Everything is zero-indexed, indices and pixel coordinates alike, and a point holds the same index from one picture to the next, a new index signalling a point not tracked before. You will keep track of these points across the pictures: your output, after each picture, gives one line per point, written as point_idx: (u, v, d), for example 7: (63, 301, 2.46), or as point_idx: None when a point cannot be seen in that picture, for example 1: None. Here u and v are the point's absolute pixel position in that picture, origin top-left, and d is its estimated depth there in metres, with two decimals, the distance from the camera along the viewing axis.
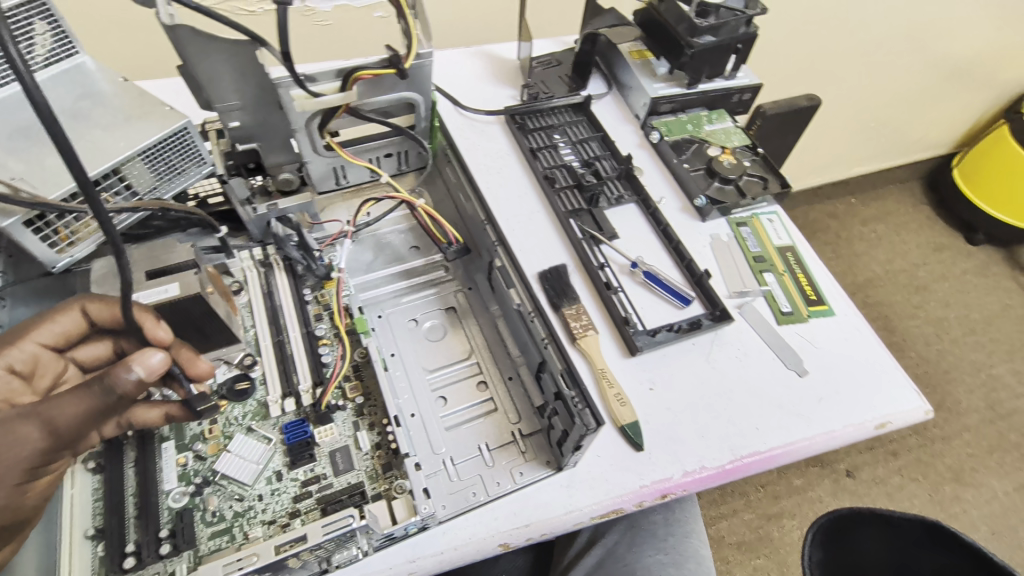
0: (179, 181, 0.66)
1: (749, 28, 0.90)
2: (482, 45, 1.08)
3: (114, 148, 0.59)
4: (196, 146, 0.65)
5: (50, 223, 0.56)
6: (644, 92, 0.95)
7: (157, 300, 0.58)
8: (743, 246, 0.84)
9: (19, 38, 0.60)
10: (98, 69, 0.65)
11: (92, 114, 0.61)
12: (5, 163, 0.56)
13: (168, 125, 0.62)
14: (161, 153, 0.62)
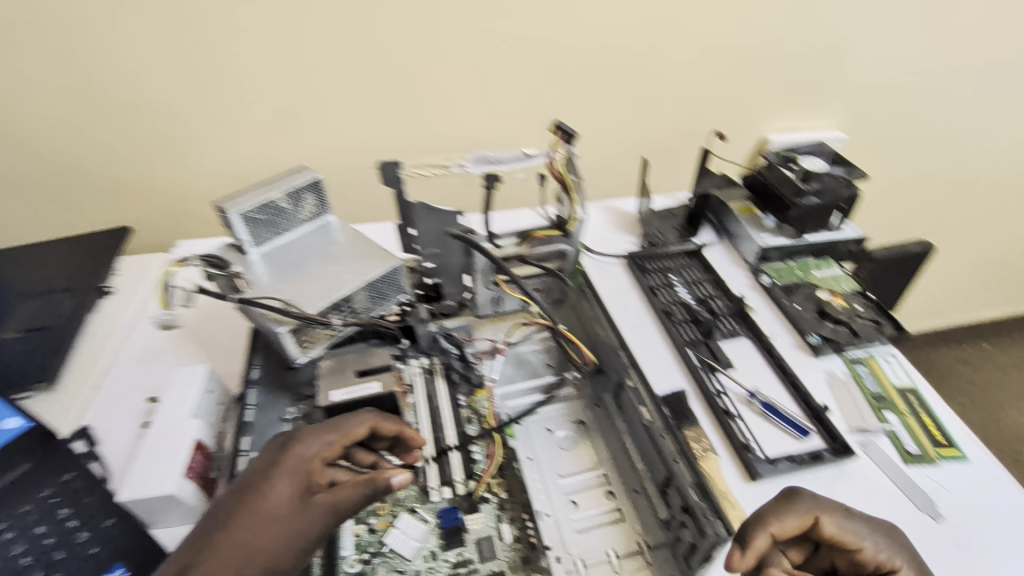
0: (382, 305, 0.83)
1: (851, 190, 1.03)
2: (605, 201, 1.30)
3: (346, 280, 0.78)
4: (400, 278, 0.82)
5: (303, 332, 0.76)
6: (752, 241, 1.07)
7: (362, 395, 0.74)
8: (861, 384, 0.88)
9: (294, 204, 0.81)
10: (340, 225, 0.86)
11: (335, 257, 0.81)
12: (279, 288, 0.76)
13: (384, 262, 0.80)
14: (379, 284, 0.80)
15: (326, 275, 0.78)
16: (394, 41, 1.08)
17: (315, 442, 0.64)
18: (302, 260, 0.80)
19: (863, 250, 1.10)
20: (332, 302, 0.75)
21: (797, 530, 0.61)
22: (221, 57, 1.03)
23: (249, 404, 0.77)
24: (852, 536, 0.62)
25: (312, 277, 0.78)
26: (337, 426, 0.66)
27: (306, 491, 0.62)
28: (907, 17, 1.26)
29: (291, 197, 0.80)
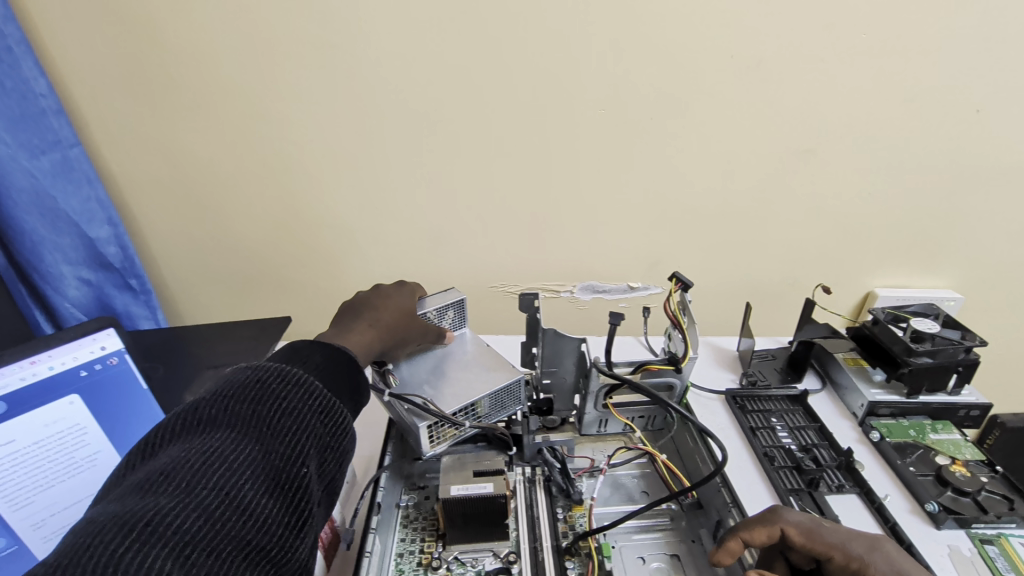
0: (499, 413, 0.93)
1: (969, 355, 1.02)
2: (707, 338, 1.37)
3: (476, 387, 0.89)
4: (518, 390, 0.93)
5: (437, 430, 0.86)
6: (861, 394, 1.07)
7: (476, 492, 0.81)
8: (992, 566, 0.81)
9: (441, 316, 0.98)
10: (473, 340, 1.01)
11: (469, 365, 0.94)
12: (422, 386, 0.89)
13: (507, 373, 0.92)
14: (502, 392, 0.91)
15: (460, 380, 0.91)
16: (538, 191, 1.33)
17: (400, 295, 0.91)
18: (440, 364, 0.94)
19: (987, 418, 1.05)
20: (464, 404, 0.86)
21: (767, 538, 0.72)
22: (407, 193, 1.34)
23: (380, 486, 0.90)
24: (822, 545, 0.70)
25: (448, 381, 0.90)
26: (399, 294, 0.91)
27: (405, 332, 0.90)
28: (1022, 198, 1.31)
29: (441, 311, 0.97)
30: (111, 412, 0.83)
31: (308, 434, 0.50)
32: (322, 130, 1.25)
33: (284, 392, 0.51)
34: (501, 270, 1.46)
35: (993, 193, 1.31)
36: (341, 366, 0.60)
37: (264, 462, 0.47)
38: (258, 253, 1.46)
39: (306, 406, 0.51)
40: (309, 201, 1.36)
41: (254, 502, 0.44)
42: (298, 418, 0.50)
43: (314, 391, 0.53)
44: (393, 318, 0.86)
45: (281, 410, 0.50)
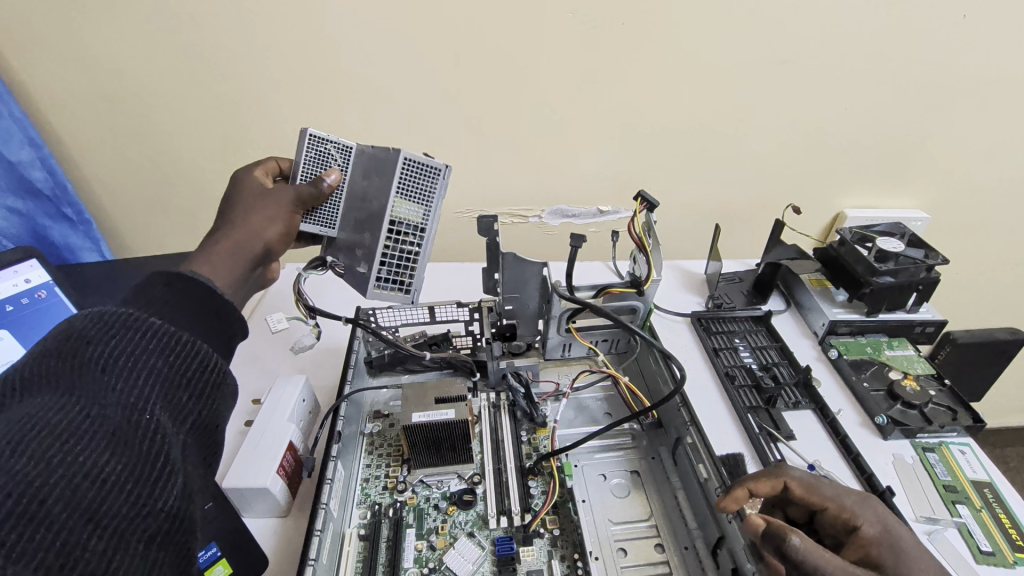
0: (436, 201, 0.69)
1: (930, 273, 1.03)
2: (675, 261, 1.35)
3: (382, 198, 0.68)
4: (426, 163, 0.67)
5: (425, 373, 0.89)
6: (822, 314, 1.09)
7: (436, 419, 0.79)
8: (931, 472, 0.86)
9: (317, 159, 0.72)
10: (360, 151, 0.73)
11: (368, 181, 0.70)
12: (354, 248, 0.73)
13: (391, 156, 0.66)
14: (408, 182, 0.67)
15: (371, 208, 0.69)
16: (501, 107, 1.24)
17: (243, 183, 0.72)
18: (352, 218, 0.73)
19: (941, 335, 1.08)
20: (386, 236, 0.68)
21: (768, 489, 0.67)
22: (360, 109, 1.24)
23: (340, 416, 0.87)
24: (818, 498, 0.66)
25: (367, 218, 0.70)
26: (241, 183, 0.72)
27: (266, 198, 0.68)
28: (998, 113, 1.28)
29: (311, 164, 0.72)
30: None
31: (154, 382, 0.42)
32: (258, 35, 1.12)
33: (113, 339, 0.42)
34: (466, 194, 1.41)
35: (969, 108, 1.27)
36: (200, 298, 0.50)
37: (103, 417, 0.38)
38: (204, 176, 1.36)
39: (145, 351, 0.43)
40: (253, 118, 1.25)
41: (95, 465, 0.37)
42: (143, 365, 0.42)
43: (154, 331, 0.44)
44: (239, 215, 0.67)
45: (112, 360, 0.41)
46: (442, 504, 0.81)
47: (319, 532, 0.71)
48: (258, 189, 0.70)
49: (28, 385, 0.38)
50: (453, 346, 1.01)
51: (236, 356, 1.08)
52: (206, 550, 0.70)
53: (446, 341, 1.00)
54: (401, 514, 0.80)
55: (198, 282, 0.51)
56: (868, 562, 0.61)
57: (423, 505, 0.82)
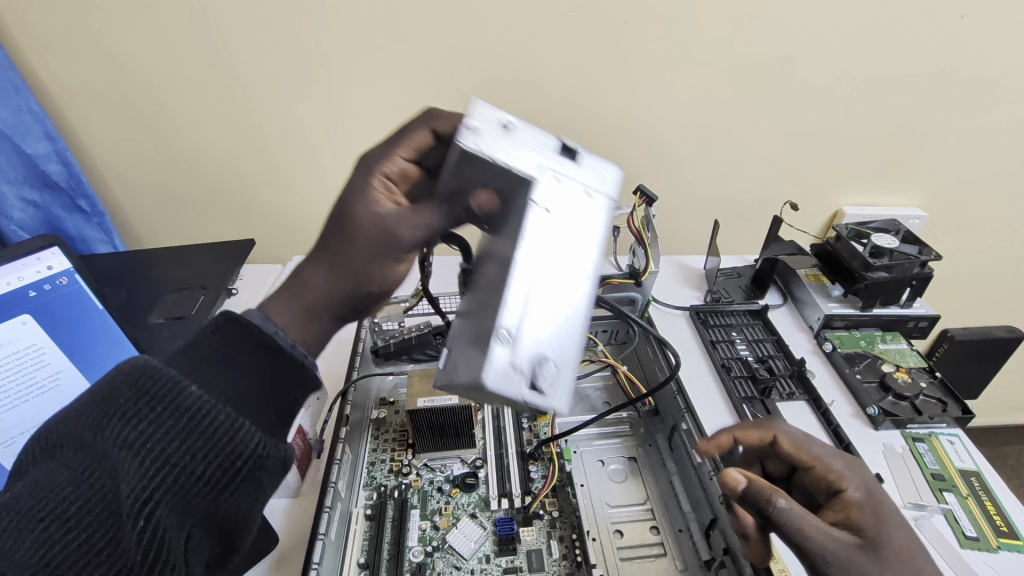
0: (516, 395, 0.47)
1: (923, 269, 1.05)
2: (675, 257, 1.37)
3: (475, 332, 0.48)
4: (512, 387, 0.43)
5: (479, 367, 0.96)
6: (818, 308, 1.11)
7: (442, 405, 0.82)
8: (920, 461, 0.88)
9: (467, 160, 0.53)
10: (550, 181, 0.50)
11: (499, 272, 0.49)
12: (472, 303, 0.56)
13: (510, 323, 0.44)
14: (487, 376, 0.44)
15: (479, 306, 0.52)
16: (507, 103, 1.27)
17: (360, 183, 0.52)
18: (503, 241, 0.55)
19: (933, 330, 1.10)
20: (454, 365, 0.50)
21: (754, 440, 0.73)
22: (369, 105, 1.27)
23: (348, 401, 0.90)
24: (808, 455, 0.69)
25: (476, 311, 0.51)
26: (360, 182, 0.52)
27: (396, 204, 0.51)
28: (996, 113, 1.30)
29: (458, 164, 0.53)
30: (72, 344, 0.81)
31: (170, 466, 0.37)
32: (272, 32, 1.15)
33: (141, 407, 0.38)
34: None
35: (967, 107, 1.29)
36: (256, 358, 0.42)
37: (106, 509, 0.35)
38: (216, 169, 1.39)
39: (167, 429, 0.38)
40: (264, 112, 1.28)
41: (84, 566, 0.34)
42: (163, 443, 0.37)
43: (182, 405, 0.38)
44: (344, 233, 0.49)
45: (130, 433, 0.37)
46: (445, 487, 0.84)
47: (328, 508, 0.75)
48: (378, 197, 0.51)
49: (63, 444, 0.37)
50: None
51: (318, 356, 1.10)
52: None
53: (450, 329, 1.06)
54: (407, 495, 0.84)
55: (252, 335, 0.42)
56: (846, 524, 0.63)
57: (427, 488, 0.85)
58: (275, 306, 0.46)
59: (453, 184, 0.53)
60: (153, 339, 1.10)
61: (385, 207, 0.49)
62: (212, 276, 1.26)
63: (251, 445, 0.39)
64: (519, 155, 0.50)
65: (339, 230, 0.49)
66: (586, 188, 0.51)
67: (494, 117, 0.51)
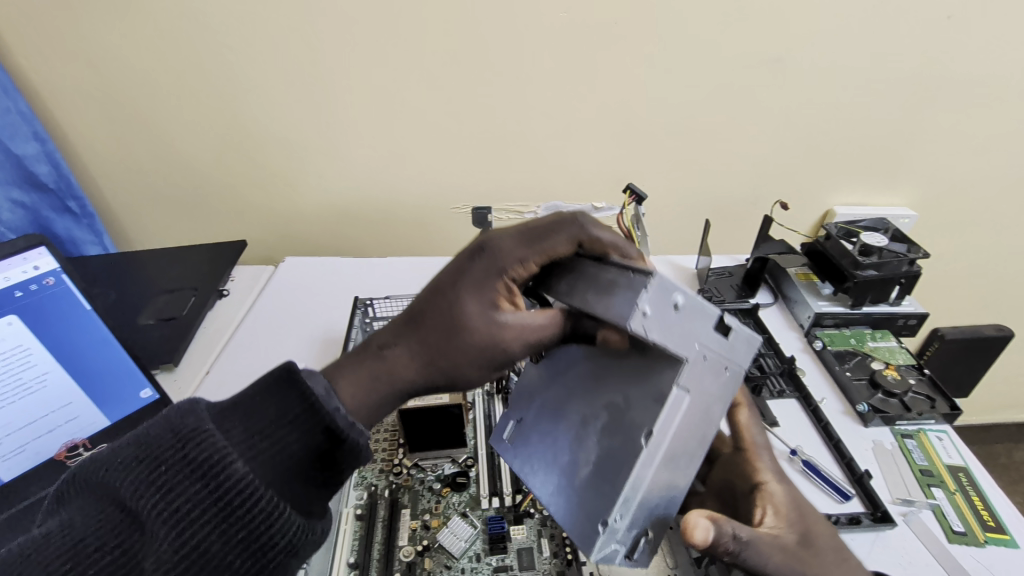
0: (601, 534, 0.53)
1: (911, 267, 1.06)
2: (667, 257, 1.38)
3: (580, 487, 0.52)
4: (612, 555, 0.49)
5: None
6: (808, 307, 1.12)
7: (432, 403, 0.82)
8: (909, 457, 0.89)
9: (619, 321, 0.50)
10: (698, 366, 0.48)
11: (620, 441, 0.50)
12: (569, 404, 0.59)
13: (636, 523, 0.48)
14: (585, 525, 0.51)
15: (583, 446, 0.54)
16: (497, 103, 1.27)
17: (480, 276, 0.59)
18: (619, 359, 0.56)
19: (922, 328, 1.11)
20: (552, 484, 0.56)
21: None
22: (360, 106, 1.27)
23: None
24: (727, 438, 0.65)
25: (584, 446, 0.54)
26: (480, 276, 0.59)
27: (494, 313, 0.58)
28: (982, 112, 1.31)
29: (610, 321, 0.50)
30: (92, 380, 0.84)
31: (203, 534, 0.42)
32: (262, 33, 1.16)
33: (187, 476, 0.42)
34: (461, 190, 1.43)
35: (954, 106, 1.30)
36: (303, 439, 0.49)
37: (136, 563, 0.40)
38: (207, 171, 1.39)
39: (205, 500, 0.42)
40: (255, 113, 1.28)
41: None
42: (200, 514, 0.42)
43: (225, 481, 0.43)
44: (449, 334, 0.57)
45: (167, 500, 0.41)
46: (436, 486, 0.84)
47: None
48: (491, 306, 0.58)
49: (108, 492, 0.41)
50: None
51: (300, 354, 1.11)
52: None
53: None
54: (397, 495, 0.83)
55: (300, 428, 0.49)
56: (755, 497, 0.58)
57: (418, 487, 0.85)
58: (351, 389, 0.55)
59: (566, 313, 0.61)
60: (143, 342, 1.10)
61: (493, 322, 0.57)
62: (204, 277, 1.26)
63: (279, 528, 0.43)
64: (674, 342, 0.47)
65: (444, 327, 0.58)
66: (727, 367, 0.49)
67: (664, 295, 0.46)
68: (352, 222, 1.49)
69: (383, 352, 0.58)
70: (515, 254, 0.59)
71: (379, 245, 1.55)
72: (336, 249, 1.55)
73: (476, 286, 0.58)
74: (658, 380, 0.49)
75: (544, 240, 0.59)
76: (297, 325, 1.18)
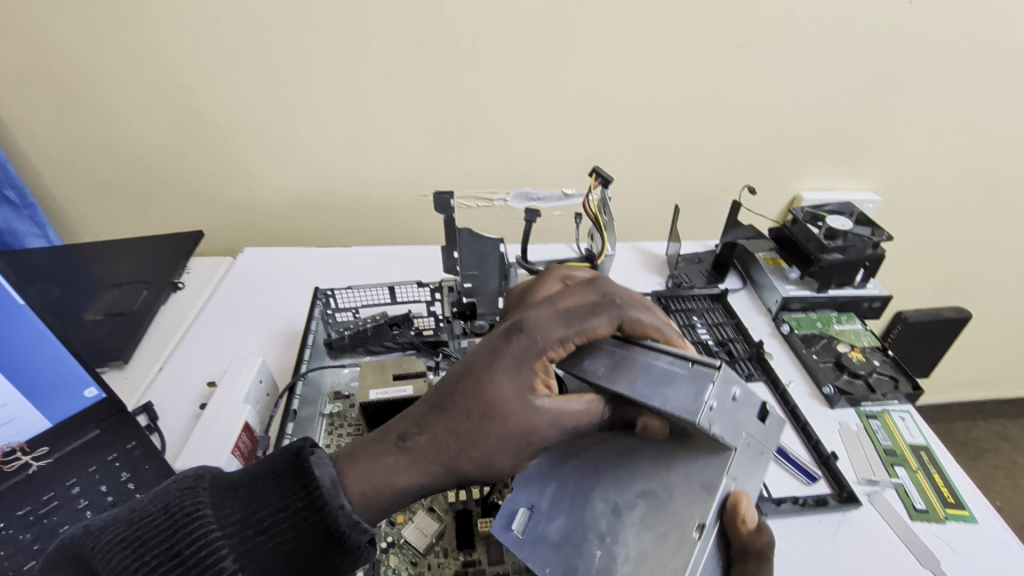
0: None
1: (876, 250, 1.07)
2: (637, 243, 1.37)
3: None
4: None
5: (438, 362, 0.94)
6: (776, 291, 1.12)
7: (396, 395, 0.79)
8: (873, 438, 0.90)
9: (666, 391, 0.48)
10: (742, 458, 0.48)
11: (665, 539, 0.49)
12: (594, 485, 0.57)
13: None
14: None
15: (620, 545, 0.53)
16: (462, 87, 1.24)
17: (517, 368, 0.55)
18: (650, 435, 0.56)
19: (887, 310, 1.13)
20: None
21: None
22: (321, 90, 1.22)
23: (295, 394, 0.87)
24: None
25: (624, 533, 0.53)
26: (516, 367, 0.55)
27: (529, 401, 0.55)
28: (941, 97, 1.33)
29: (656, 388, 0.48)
30: (32, 385, 0.76)
31: None
32: (212, 11, 1.10)
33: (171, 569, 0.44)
34: (427, 177, 1.40)
35: (914, 90, 1.32)
36: (299, 539, 0.48)
37: None
38: (159, 159, 1.32)
39: None
40: (208, 97, 1.22)
41: None
42: None
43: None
44: (479, 422, 0.54)
45: None
46: None
47: None
48: (527, 391, 0.55)
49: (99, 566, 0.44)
50: (415, 327, 1.02)
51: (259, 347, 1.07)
52: None
53: (408, 321, 1.01)
54: None
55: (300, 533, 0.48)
56: None
57: None
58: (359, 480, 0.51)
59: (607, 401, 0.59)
60: (90, 339, 1.03)
61: (528, 409, 0.55)
62: (156, 271, 1.20)
63: None
64: (734, 431, 0.47)
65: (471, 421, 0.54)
66: (762, 452, 0.49)
67: (725, 388, 0.45)
68: (315, 211, 1.44)
69: (405, 445, 0.54)
70: (555, 335, 0.54)
71: (344, 235, 1.50)
72: (299, 239, 1.50)
73: (510, 370, 0.54)
74: (706, 470, 0.49)
75: (584, 322, 0.55)
76: (256, 318, 1.13)
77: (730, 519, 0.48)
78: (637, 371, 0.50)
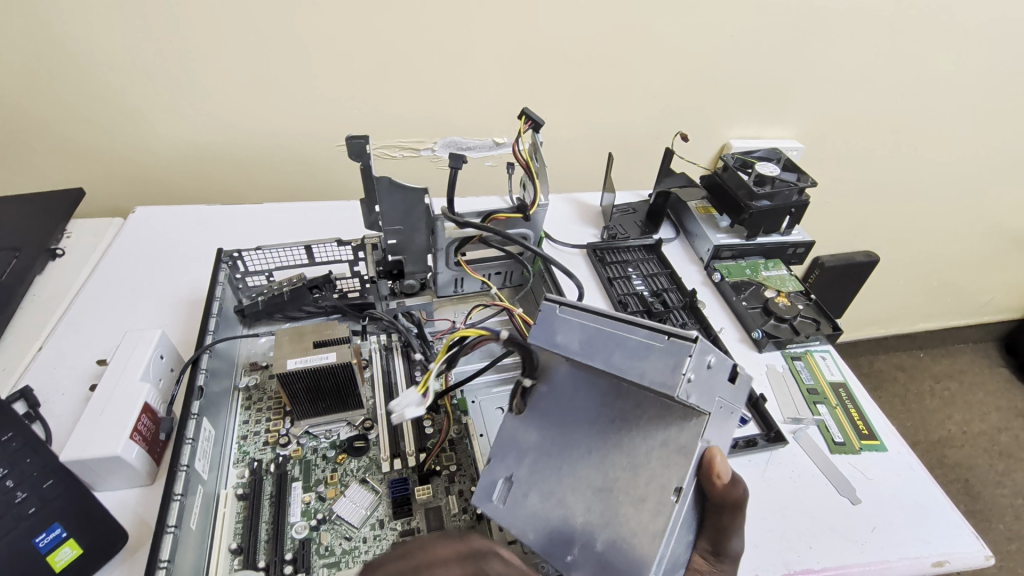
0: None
1: (801, 196, 1.09)
2: (571, 195, 1.34)
3: (602, 547, 0.54)
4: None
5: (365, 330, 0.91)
6: (707, 240, 1.13)
7: (316, 364, 0.73)
8: (797, 378, 0.94)
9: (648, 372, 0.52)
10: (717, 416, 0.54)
11: (644, 504, 0.53)
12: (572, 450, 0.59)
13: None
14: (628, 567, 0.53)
15: (603, 507, 0.55)
16: (377, 22, 1.12)
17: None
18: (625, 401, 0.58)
19: (810, 255, 1.16)
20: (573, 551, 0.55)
21: None
22: (212, 22, 1.07)
23: (201, 368, 0.76)
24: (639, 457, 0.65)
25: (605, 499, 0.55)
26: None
27: None
28: (860, 44, 1.36)
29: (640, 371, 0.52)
30: None
31: None
32: None
33: None
34: (345, 123, 1.28)
35: (836, 36, 1.33)
36: None
37: None
38: (17, 103, 1.13)
39: None
40: (71, 27, 1.04)
41: None
42: None
43: None
44: None
45: None
46: (331, 453, 0.76)
47: (180, 496, 0.63)
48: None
49: None
50: (338, 290, 0.94)
51: (163, 318, 0.95)
52: (47, 533, 0.64)
53: (330, 284, 0.92)
54: (286, 468, 0.74)
55: None
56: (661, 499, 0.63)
57: (311, 457, 0.76)
58: None
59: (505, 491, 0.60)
60: None
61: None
62: (27, 236, 1.04)
63: None
64: (705, 395, 0.52)
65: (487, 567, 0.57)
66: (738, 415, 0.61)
67: (701, 359, 0.51)
68: (220, 164, 1.29)
69: None
70: None
71: (255, 190, 1.36)
72: (203, 195, 1.35)
73: None
74: (684, 435, 0.53)
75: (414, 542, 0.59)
76: (154, 286, 1.01)
77: (706, 475, 0.54)
78: (616, 350, 0.54)
